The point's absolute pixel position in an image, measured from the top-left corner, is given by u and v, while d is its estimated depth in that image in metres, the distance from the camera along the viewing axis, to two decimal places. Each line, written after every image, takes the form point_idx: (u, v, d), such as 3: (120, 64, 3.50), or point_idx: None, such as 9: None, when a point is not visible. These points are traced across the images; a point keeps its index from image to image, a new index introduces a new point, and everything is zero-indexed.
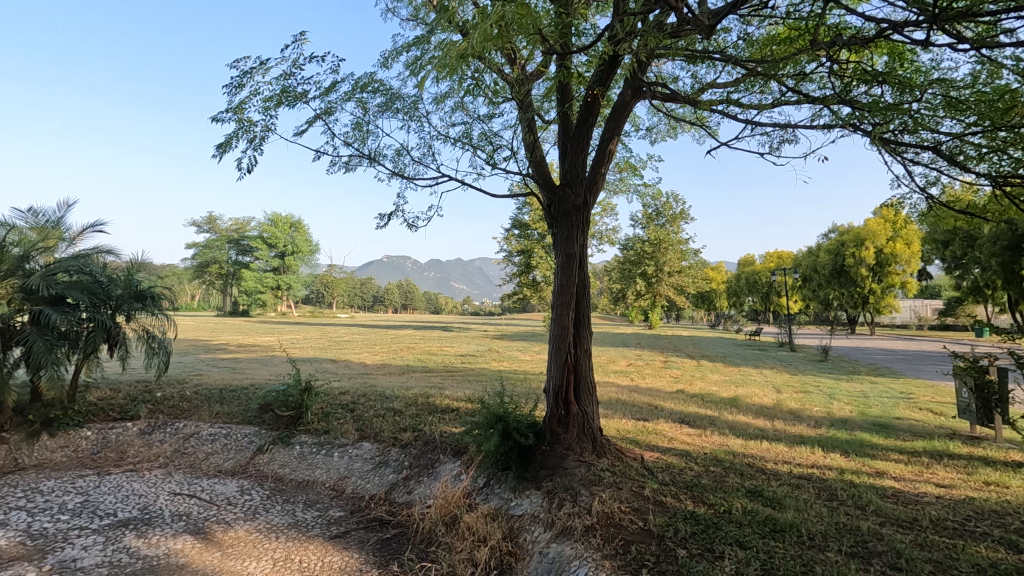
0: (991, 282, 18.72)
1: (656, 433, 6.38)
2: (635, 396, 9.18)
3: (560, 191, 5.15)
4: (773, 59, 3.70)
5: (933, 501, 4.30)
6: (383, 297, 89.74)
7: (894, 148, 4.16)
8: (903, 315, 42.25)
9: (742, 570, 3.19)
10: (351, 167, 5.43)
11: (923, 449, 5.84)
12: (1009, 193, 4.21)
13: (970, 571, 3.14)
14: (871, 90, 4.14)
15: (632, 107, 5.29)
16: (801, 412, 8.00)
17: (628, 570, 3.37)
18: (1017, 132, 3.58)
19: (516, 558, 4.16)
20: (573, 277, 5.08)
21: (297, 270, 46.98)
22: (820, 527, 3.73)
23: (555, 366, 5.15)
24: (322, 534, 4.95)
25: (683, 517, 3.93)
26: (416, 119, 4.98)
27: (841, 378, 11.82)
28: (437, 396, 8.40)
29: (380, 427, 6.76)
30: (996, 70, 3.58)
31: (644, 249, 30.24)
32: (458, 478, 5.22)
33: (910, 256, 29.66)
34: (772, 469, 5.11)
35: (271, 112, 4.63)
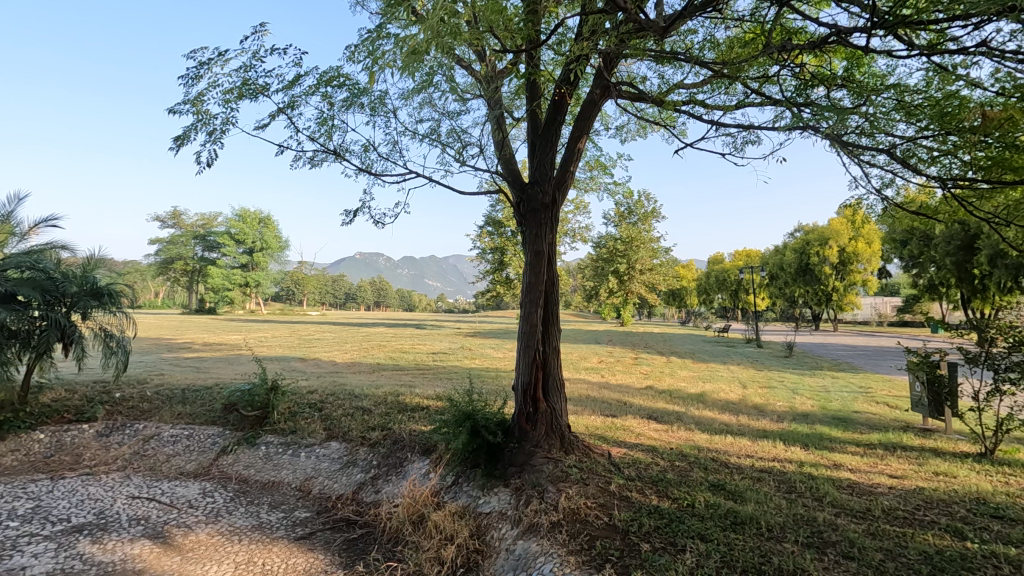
0: (945, 281, 19.55)
1: (625, 429, 6.46)
2: (604, 392, 9.28)
3: (528, 189, 5.15)
4: (735, 63, 3.77)
5: (886, 492, 4.46)
6: (355, 294, 88.50)
7: (852, 151, 4.29)
8: (863, 312, 43.76)
9: (703, 563, 3.25)
10: (316, 162, 5.33)
11: (878, 441, 6.05)
12: (960, 194, 4.38)
13: (919, 558, 3.26)
14: (831, 93, 4.25)
15: (601, 106, 5.33)
16: (765, 407, 8.21)
17: (592, 565, 3.40)
18: (965, 137, 3.72)
19: (482, 555, 4.15)
20: (542, 275, 5.08)
21: (265, 267, 46.08)
22: (778, 519, 3.83)
23: (523, 364, 5.16)
24: (286, 536, 4.87)
25: (648, 512, 3.98)
26: (384, 114, 4.92)
27: (804, 374, 12.15)
28: (406, 394, 8.32)
29: (348, 426, 6.67)
30: (946, 78, 3.71)
31: (616, 247, 30.60)
32: (426, 477, 5.19)
33: (870, 256, 30.70)
34: (735, 463, 5.22)
35: (231, 105, 4.50)
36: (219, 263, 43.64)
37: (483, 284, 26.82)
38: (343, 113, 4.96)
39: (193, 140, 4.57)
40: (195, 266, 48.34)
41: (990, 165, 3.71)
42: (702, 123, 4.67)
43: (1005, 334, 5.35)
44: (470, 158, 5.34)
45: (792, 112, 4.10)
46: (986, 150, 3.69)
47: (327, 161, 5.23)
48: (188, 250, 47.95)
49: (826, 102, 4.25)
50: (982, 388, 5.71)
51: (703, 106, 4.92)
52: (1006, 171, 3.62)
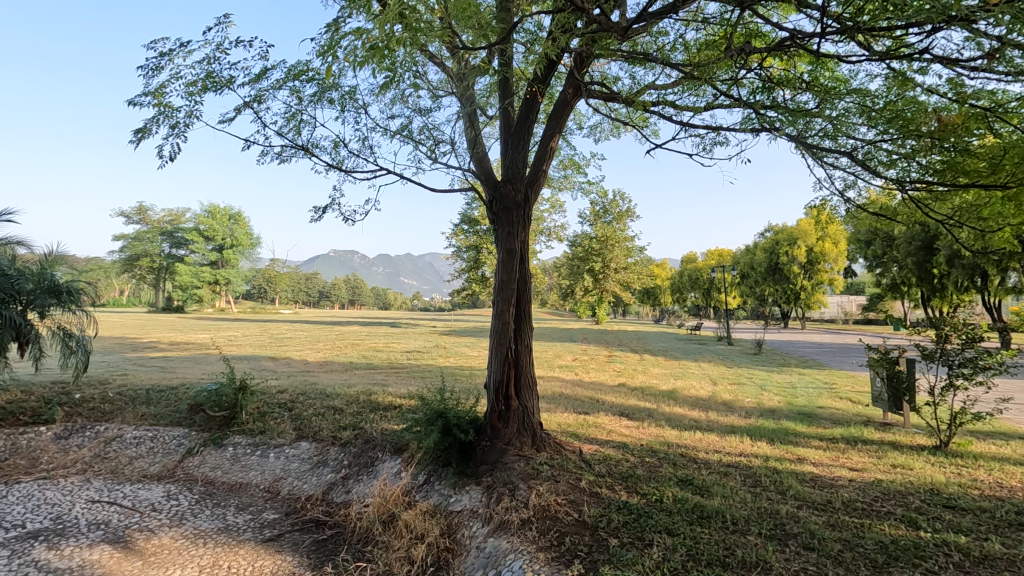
0: (907, 280, 20.24)
1: (596, 426, 6.53)
2: (578, 390, 9.35)
3: (501, 187, 5.14)
4: (702, 66, 3.83)
5: (846, 484, 4.60)
6: (329, 292, 87.23)
7: (815, 153, 4.41)
8: (830, 311, 45.00)
9: (669, 556, 3.31)
10: (286, 157, 5.23)
11: (840, 435, 6.24)
12: (917, 196, 4.52)
13: (875, 548, 3.37)
14: (796, 96, 4.35)
15: (573, 105, 5.36)
16: (733, 403, 8.39)
17: (561, 561, 3.42)
18: (921, 141, 3.84)
19: (453, 554, 4.15)
20: (514, 272, 5.09)
21: (236, 265, 45.14)
22: (743, 513, 3.92)
23: (495, 362, 5.16)
24: (253, 538, 4.78)
25: (617, 508, 4.03)
26: (354, 110, 4.86)
27: (773, 370, 12.43)
28: (379, 393, 8.22)
29: (319, 426, 6.58)
30: (904, 84, 3.83)
31: (591, 245, 30.86)
32: (398, 476, 5.16)
33: (837, 256, 31.58)
34: (703, 458, 5.32)
35: (195, 98, 4.38)
36: (187, 261, 42.51)
37: (459, 282, 26.71)
38: (313, 108, 4.88)
39: (155, 133, 4.44)
40: (161, 263, 47.00)
41: (944, 169, 3.84)
42: (671, 123, 4.73)
43: (959, 330, 5.57)
44: (442, 156, 5.31)
45: (758, 115, 4.19)
46: (942, 155, 3.82)
47: (296, 157, 5.15)
48: (154, 246, 46.61)
49: (790, 105, 4.35)
50: (938, 383, 5.93)
51: (673, 106, 4.98)
52: (961, 175, 3.75)
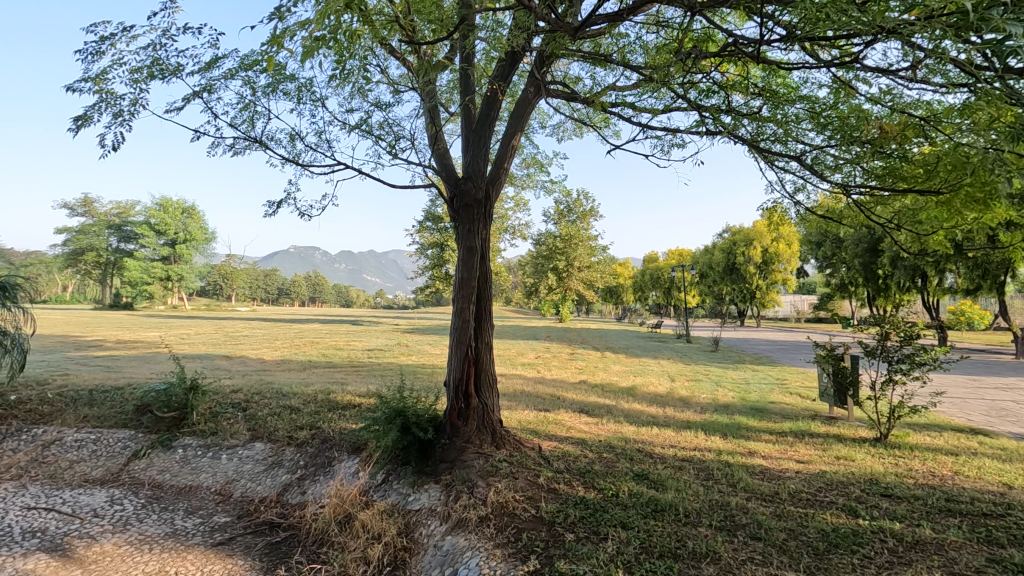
0: (854, 280, 21.19)
1: (556, 423, 6.58)
2: (539, 387, 9.41)
3: (461, 184, 5.11)
4: (659, 70, 3.90)
5: (793, 476, 4.79)
6: (288, 289, 85.06)
7: (767, 157, 4.57)
8: (783, 309, 46.69)
9: (623, 549, 3.37)
10: (239, 149, 5.07)
11: (789, 429, 6.48)
12: (862, 201, 4.73)
13: (817, 536, 3.53)
14: (750, 101, 4.49)
15: (535, 104, 5.39)
16: (689, 398, 8.62)
17: (518, 557, 3.44)
18: (864, 148, 4.03)
19: (409, 553, 4.11)
20: (474, 270, 5.08)
21: (190, 260, 43.51)
22: (695, 505, 4.03)
23: (455, 360, 5.14)
24: (203, 542, 4.63)
25: (573, 503, 4.08)
26: (311, 102, 4.74)
27: (728, 368, 12.79)
28: (337, 392, 8.08)
29: (274, 426, 6.43)
30: (849, 93, 4.00)
31: (555, 244, 31.10)
32: (355, 476, 5.08)
33: (790, 256, 32.76)
34: (658, 453, 5.45)
35: (140, 86, 4.19)
36: (136, 255, 40.73)
37: (422, 279, 26.47)
38: (267, 99, 4.74)
39: (97, 121, 4.23)
40: (109, 258, 44.83)
41: (886, 174, 4.03)
42: (630, 125, 4.81)
43: (898, 329, 5.86)
44: (403, 152, 5.25)
45: (714, 118, 4.30)
46: (884, 161, 4.01)
47: (250, 150, 5.00)
48: (101, 241, 44.38)
49: (744, 110, 4.49)
50: (879, 378, 6.23)
51: (632, 108, 5.06)
52: (899, 180, 3.95)
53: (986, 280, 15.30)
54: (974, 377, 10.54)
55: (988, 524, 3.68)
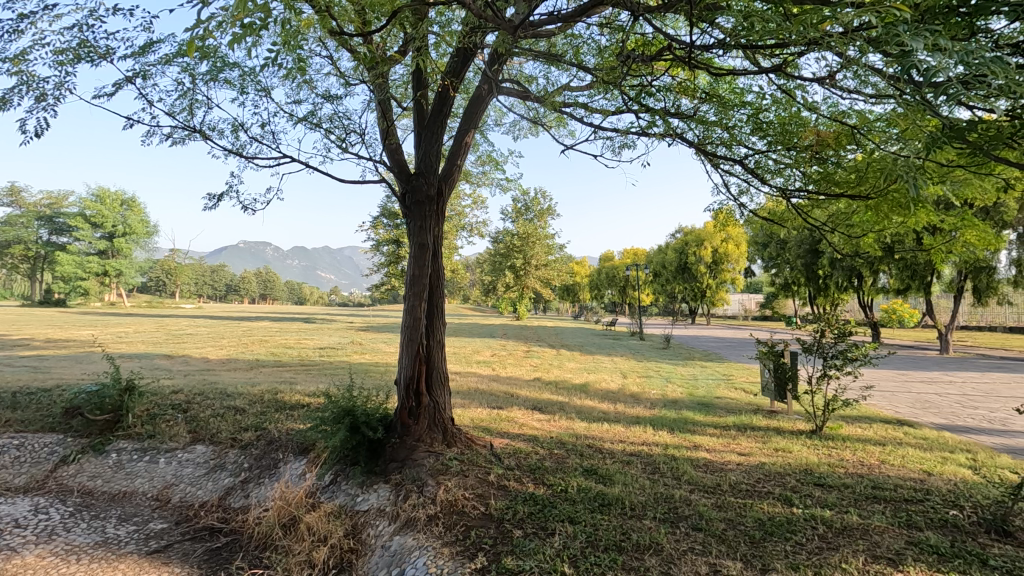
0: (797, 279, 22.18)
1: (509, 420, 6.62)
2: (493, 385, 9.44)
3: (413, 180, 5.05)
4: (610, 72, 3.94)
5: (734, 468, 4.97)
6: (237, 286, 81.95)
7: (713, 160, 4.73)
8: (732, 308, 48.39)
9: (569, 544, 3.42)
10: (178, 139, 4.84)
11: (732, 423, 6.73)
12: (800, 204, 4.95)
13: (754, 525, 3.67)
14: (698, 105, 4.63)
15: (489, 101, 5.38)
16: (640, 394, 8.83)
17: (465, 555, 3.43)
18: (802, 154, 4.21)
19: (357, 554, 4.04)
20: (426, 267, 5.03)
21: (130, 255, 41.30)
22: (641, 499, 4.13)
23: (406, 358, 5.08)
24: (137, 550, 4.41)
25: (522, 500, 4.11)
26: (255, 92, 4.56)
27: (678, 364, 13.15)
28: (285, 392, 7.86)
29: (217, 428, 6.18)
30: (789, 102, 4.17)
31: (513, 242, 31.16)
32: (301, 477, 4.96)
33: (738, 257, 33.98)
34: (608, 448, 5.55)
35: (66, 69, 3.93)
36: (70, 249, 38.36)
37: (378, 276, 26.05)
38: (208, 87, 4.54)
39: (17, 105, 3.95)
40: (38, 251, 42.00)
41: (821, 179, 4.23)
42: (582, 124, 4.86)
43: (833, 326, 6.18)
44: (353, 147, 5.13)
45: (663, 121, 4.39)
46: (820, 167, 4.20)
47: (190, 140, 4.78)
48: (29, 233, 41.47)
49: (693, 114, 4.61)
50: (814, 373, 6.54)
51: (584, 108, 5.12)
52: (832, 186, 4.14)
53: (915, 280, 16.26)
54: (903, 372, 11.23)
55: (908, 509, 3.93)
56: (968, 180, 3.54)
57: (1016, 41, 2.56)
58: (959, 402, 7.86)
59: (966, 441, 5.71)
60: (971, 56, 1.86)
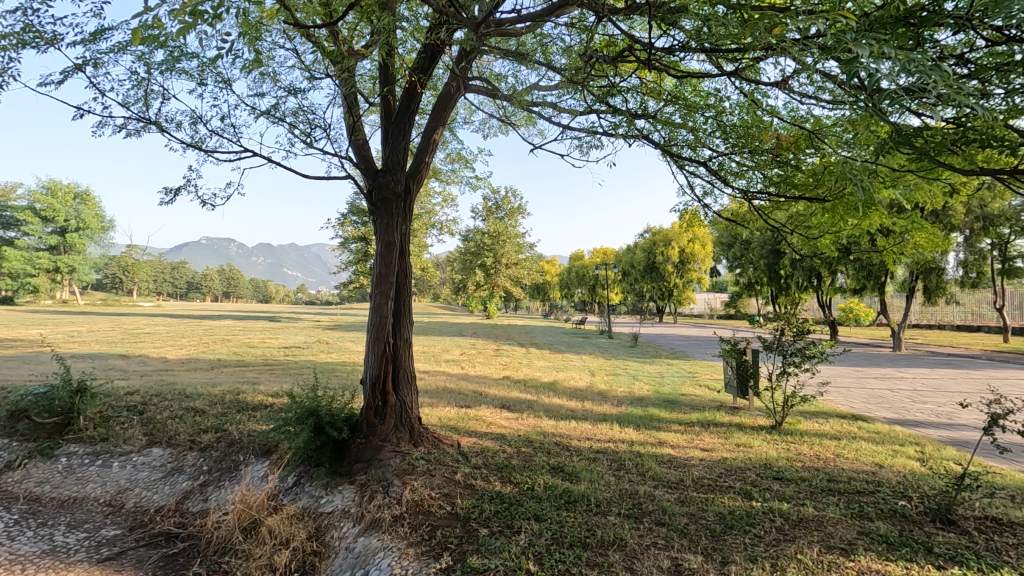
0: (760, 279, 22.81)
1: (477, 419, 6.61)
2: (461, 383, 9.42)
3: (379, 177, 4.98)
4: (578, 70, 3.93)
5: (697, 463, 5.08)
6: (199, 284, 79.50)
7: (679, 161, 4.82)
8: (699, 307, 49.46)
9: (534, 541, 3.44)
10: (132, 131, 4.67)
11: (696, 419, 6.87)
12: (762, 206, 5.09)
13: (715, 519, 3.76)
14: (664, 108, 4.69)
15: (458, 99, 5.34)
16: (607, 392, 8.93)
17: (430, 555, 3.41)
18: (763, 157, 4.31)
19: (319, 557, 3.97)
20: (393, 265, 4.97)
21: (83, 251, 39.54)
22: (606, 495, 4.18)
23: (372, 357, 5.01)
24: (87, 558, 4.24)
25: (489, 498, 4.10)
26: (214, 83, 4.42)
27: (645, 362, 13.34)
28: (247, 392, 7.66)
29: (175, 430, 5.98)
30: (752, 106, 4.27)
31: (483, 241, 31.10)
32: (263, 480, 4.85)
33: (704, 257, 34.74)
34: (575, 446, 5.60)
35: (9, 54, 3.73)
36: (17, 243, 36.54)
37: (346, 274, 25.66)
38: (165, 77, 4.38)
39: None
40: None
41: (782, 182, 4.34)
42: (550, 124, 4.89)
43: (792, 324, 6.38)
44: (318, 142, 5.03)
45: (630, 122, 4.44)
46: (780, 169, 4.32)
47: (145, 132, 4.61)
48: None
49: (660, 116, 4.68)
50: (774, 370, 6.73)
51: (553, 107, 5.14)
52: (792, 188, 4.26)
53: (870, 280, 16.91)
54: (858, 369, 11.66)
55: (860, 500, 4.08)
56: (918, 185, 3.69)
57: (960, 52, 2.68)
58: (909, 398, 8.21)
59: (915, 434, 5.97)
60: (914, 64, 1.95)
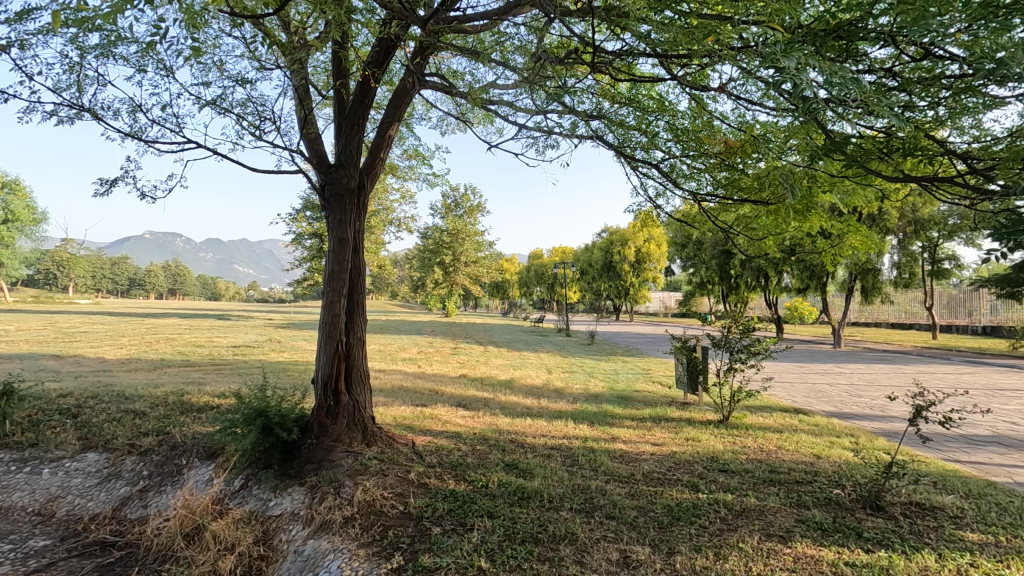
0: (711, 278, 23.55)
1: (432, 417, 6.57)
2: (418, 382, 9.33)
3: (332, 172, 4.87)
4: (534, 71, 3.95)
5: (648, 458, 5.21)
6: (142, 280, 75.74)
7: (632, 163, 4.92)
8: (654, 305, 50.65)
9: (487, 538, 3.45)
10: (64, 118, 4.41)
11: (648, 415, 7.04)
12: (711, 208, 5.27)
13: (662, 511, 3.87)
14: (620, 110, 4.78)
15: (414, 94, 5.27)
16: (563, 389, 9.04)
17: (381, 555, 3.37)
18: (712, 160, 4.46)
19: (267, 561, 3.87)
20: (346, 262, 4.88)
21: (13, 244, 36.97)
22: (559, 491, 4.24)
23: (324, 356, 4.90)
24: (12, 572, 3.99)
25: (442, 497, 4.09)
26: (155, 71, 4.23)
27: (601, 359, 13.56)
28: (192, 393, 7.36)
29: (112, 433, 5.69)
30: (701, 110, 4.40)
31: (442, 238, 30.87)
32: (208, 484, 4.68)
33: (659, 257, 35.59)
34: (529, 443, 5.64)
35: None
36: None
37: (300, 271, 24.98)
38: (101, 62, 4.15)
39: None
40: None
41: (729, 184, 4.50)
42: (506, 123, 4.90)
43: (738, 322, 6.62)
44: (267, 134, 4.87)
45: (585, 122, 4.50)
46: (728, 173, 4.47)
47: (77, 119, 4.36)
48: None
49: (615, 118, 4.76)
50: (722, 366, 6.96)
51: (509, 106, 5.16)
52: (739, 191, 4.41)
53: (813, 280, 17.71)
54: (801, 365, 12.22)
55: (799, 490, 4.28)
56: (854, 190, 3.91)
57: (887, 66, 2.85)
58: (846, 392, 8.65)
59: (850, 426, 6.30)
60: (840, 76, 2.07)
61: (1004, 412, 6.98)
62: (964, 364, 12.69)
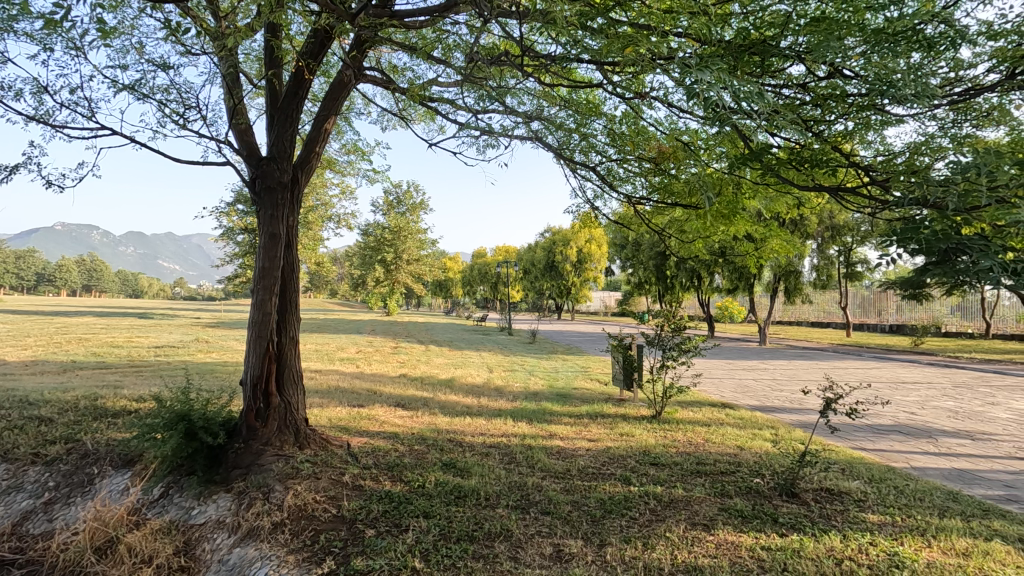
0: (649, 279, 24.34)
1: (369, 418, 6.44)
2: (355, 382, 9.13)
3: (263, 164, 4.67)
4: (472, 69, 3.95)
5: (583, 453, 5.33)
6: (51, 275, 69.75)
7: (571, 164, 5.02)
8: (595, 304, 51.79)
9: (422, 539, 3.43)
10: None
11: (585, 412, 7.21)
12: (645, 211, 5.46)
13: (596, 505, 3.98)
14: (558, 112, 4.87)
15: (352, 88, 5.14)
16: (504, 388, 9.10)
17: (313, 560, 3.28)
18: (644, 163, 4.62)
19: (188, 572, 3.68)
20: (278, 259, 4.69)
21: None
22: (495, 488, 4.27)
23: (253, 356, 4.69)
24: None
25: (377, 498, 4.03)
26: (63, 50, 3.92)
27: (541, 358, 13.73)
28: (107, 397, 6.86)
29: (13, 442, 5.22)
30: (636, 115, 4.55)
31: (384, 236, 30.27)
32: (123, 493, 4.39)
33: (599, 257, 36.40)
34: (468, 442, 5.64)
35: None
36: None
37: (231, 268, 23.77)
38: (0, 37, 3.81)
39: None
40: None
41: (661, 188, 4.68)
42: (447, 120, 4.88)
43: (671, 321, 6.89)
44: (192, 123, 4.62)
45: (524, 123, 4.55)
46: (661, 177, 4.64)
47: None
48: None
49: (554, 120, 4.84)
50: (655, 363, 7.21)
51: (450, 104, 5.14)
52: (671, 195, 4.58)
53: (742, 281, 18.65)
54: (730, 361, 12.87)
55: (723, 480, 4.51)
56: (774, 196, 4.18)
57: (803, 81, 3.06)
58: (769, 386, 9.18)
59: (771, 419, 6.70)
60: (755, 91, 2.21)
61: (904, 404, 7.63)
62: (872, 359, 13.75)
